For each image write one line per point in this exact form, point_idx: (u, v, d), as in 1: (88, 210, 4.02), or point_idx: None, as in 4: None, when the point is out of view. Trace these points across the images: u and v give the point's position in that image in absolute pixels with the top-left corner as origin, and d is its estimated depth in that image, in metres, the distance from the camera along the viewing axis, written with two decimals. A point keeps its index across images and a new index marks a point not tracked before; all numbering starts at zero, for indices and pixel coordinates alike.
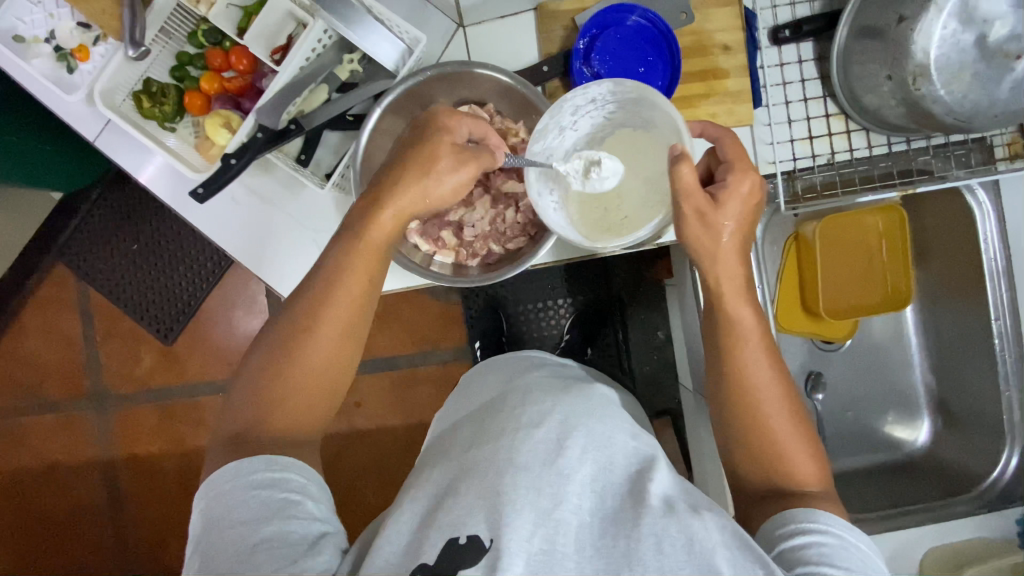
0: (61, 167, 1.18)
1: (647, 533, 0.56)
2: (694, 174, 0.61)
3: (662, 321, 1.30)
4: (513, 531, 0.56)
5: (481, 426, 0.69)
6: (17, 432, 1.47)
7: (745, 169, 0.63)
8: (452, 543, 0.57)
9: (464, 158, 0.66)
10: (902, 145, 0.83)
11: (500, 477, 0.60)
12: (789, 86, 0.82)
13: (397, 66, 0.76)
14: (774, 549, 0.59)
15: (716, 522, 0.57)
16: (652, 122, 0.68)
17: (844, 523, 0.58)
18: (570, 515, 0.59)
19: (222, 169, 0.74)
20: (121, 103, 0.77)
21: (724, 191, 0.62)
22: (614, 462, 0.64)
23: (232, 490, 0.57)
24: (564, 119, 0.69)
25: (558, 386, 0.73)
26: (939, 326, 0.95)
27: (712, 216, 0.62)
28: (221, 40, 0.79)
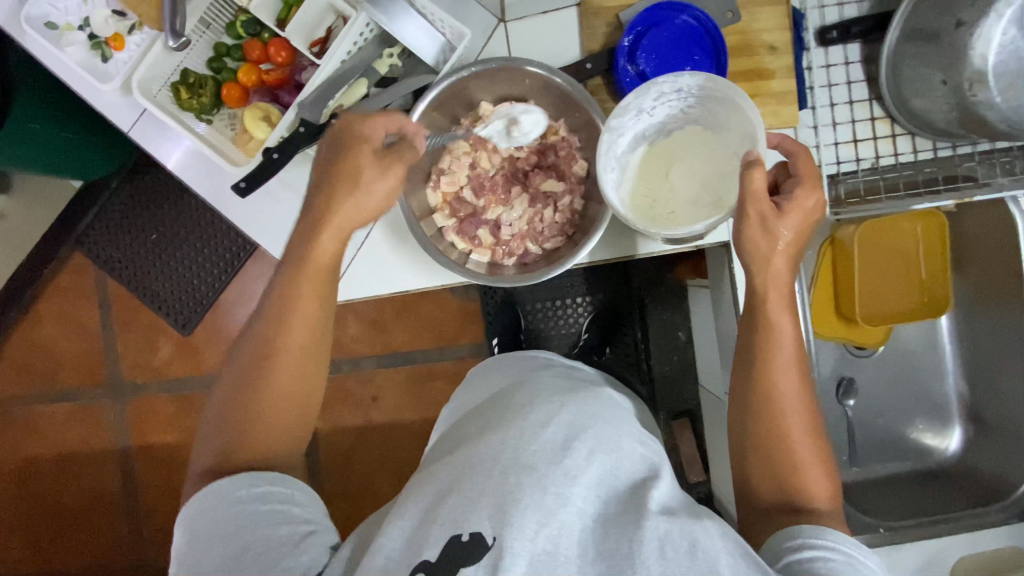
0: (83, 155, 1.17)
1: (651, 536, 0.54)
2: (764, 180, 0.63)
3: (683, 321, 1.28)
4: (516, 531, 0.54)
5: (486, 425, 0.69)
6: (32, 419, 1.47)
7: (812, 186, 0.66)
8: (455, 540, 0.55)
9: (387, 165, 0.66)
10: (947, 150, 0.82)
11: (504, 475, 0.59)
12: (835, 88, 0.81)
13: (437, 63, 0.75)
14: (780, 563, 0.57)
15: (718, 528, 0.57)
16: (727, 126, 0.71)
17: (853, 540, 0.57)
18: (574, 517, 0.57)
19: (263, 163, 0.73)
20: (157, 92, 0.76)
21: (790, 203, 0.65)
22: (620, 467, 0.64)
23: (214, 507, 0.59)
24: (645, 102, 0.70)
25: (567, 389, 0.73)
26: (974, 334, 0.94)
27: (774, 225, 0.64)
28: (259, 31, 0.78)
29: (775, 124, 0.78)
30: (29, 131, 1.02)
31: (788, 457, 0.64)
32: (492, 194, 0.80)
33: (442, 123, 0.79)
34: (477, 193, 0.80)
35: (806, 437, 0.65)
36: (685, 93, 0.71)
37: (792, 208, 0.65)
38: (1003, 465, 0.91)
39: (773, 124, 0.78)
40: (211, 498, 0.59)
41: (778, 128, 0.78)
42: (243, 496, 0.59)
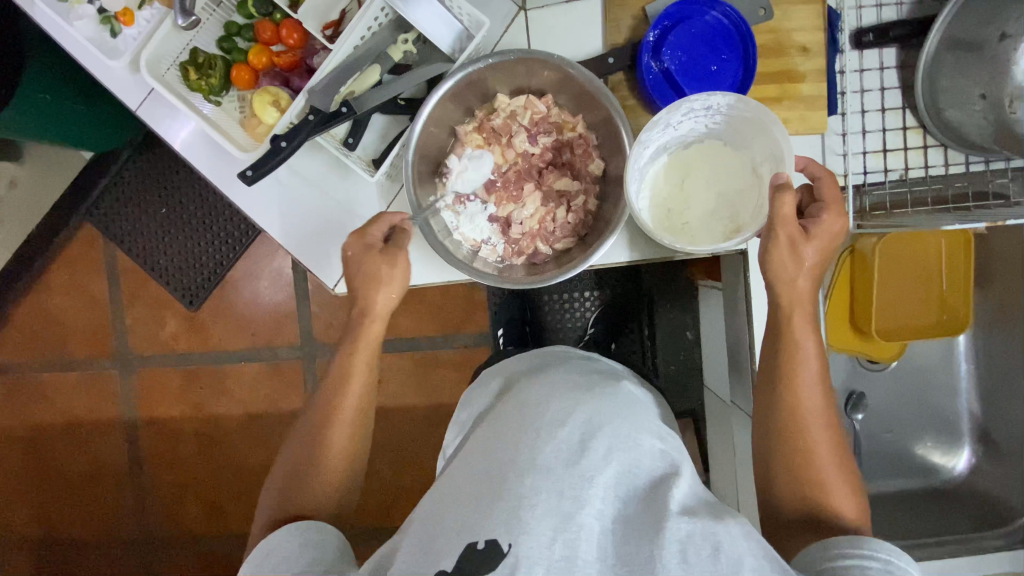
0: (93, 127, 1.15)
1: (671, 540, 0.54)
2: (792, 205, 0.63)
3: (692, 321, 1.25)
4: (531, 540, 0.54)
5: (502, 423, 0.68)
6: (41, 386, 1.49)
7: (839, 210, 0.65)
8: (471, 549, 0.55)
9: (393, 257, 0.72)
10: (979, 165, 0.79)
11: (519, 478, 0.59)
12: (867, 94, 0.78)
13: (453, 50, 0.73)
14: (815, 570, 0.56)
15: (741, 528, 0.56)
16: (750, 145, 0.70)
17: (895, 548, 0.55)
18: (593, 520, 0.57)
19: (271, 151, 0.71)
20: (166, 72, 0.74)
21: (817, 226, 0.64)
22: (640, 465, 0.62)
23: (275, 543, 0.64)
24: (673, 118, 0.68)
25: (584, 384, 0.71)
26: (992, 353, 0.92)
27: (803, 246, 0.63)
28: (271, 11, 0.75)
29: (802, 129, 0.75)
30: (51, 106, 1.03)
31: None
32: (502, 191, 0.78)
33: (455, 115, 0.77)
34: (488, 189, 0.78)
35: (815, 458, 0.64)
36: (713, 110, 0.69)
37: (819, 232, 0.64)
38: (1012, 489, 0.89)
39: (801, 129, 0.75)
40: (263, 547, 0.64)
41: (805, 134, 0.75)
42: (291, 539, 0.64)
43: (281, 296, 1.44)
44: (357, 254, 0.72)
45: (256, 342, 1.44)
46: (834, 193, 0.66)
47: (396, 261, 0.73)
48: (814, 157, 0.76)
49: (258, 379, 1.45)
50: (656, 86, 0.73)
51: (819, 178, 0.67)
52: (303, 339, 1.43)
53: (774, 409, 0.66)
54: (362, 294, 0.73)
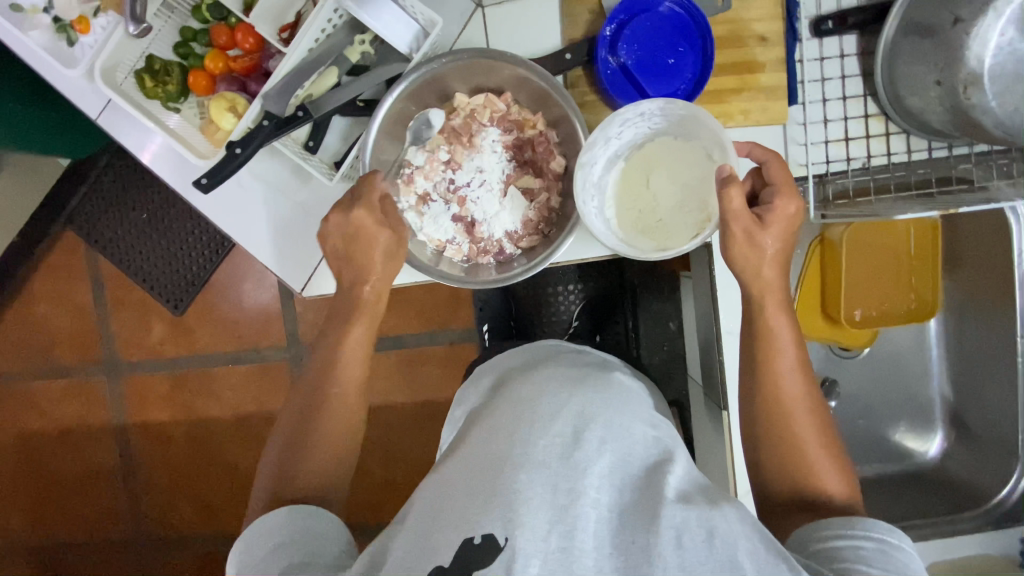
0: (73, 133, 1.13)
1: (667, 526, 0.53)
2: (742, 196, 0.62)
3: (674, 311, 1.16)
4: (528, 532, 0.52)
5: (495, 419, 0.66)
6: (32, 394, 1.49)
7: (791, 192, 0.64)
8: (468, 544, 0.52)
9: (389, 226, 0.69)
10: (942, 151, 0.79)
11: (513, 470, 0.57)
12: (828, 82, 0.77)
13: (410, 50, 0.72)
14: (807, 552, 0.56)
15: (736, 513, 0.54)
16: (695, 135, 0.70)
17: (887, 526, 0.55)
18: (588, 509, 0.55)
19: (226, 158, 0.71)
20: (121, 81, 0.74)
21: (772, 212, 0.63)
22: (633, 453, 0.61)
23: (275, 527, 0.60)
24: (612, 131, 0.68)
25: (577, 376, 0.70)
26: (962, 338, 0.92)
27: (759, 236, 0.63)
28: (225, 16, 0.75)
29: (763, 120, 0.75)
30: (49, 118, 1.05)
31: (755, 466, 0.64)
32: (464, 191, 0.77)
33: (414, 116, 0.77)
34: (449, 190, 0.77)
35: (775, 449, 0.64)
36: (647, 115, 0.69)
37: (775, 217, 0.63)
38: (983, 472, 0.90)
39: (760, 120, 0.75)
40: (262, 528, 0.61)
41: (766, 125, 0.75)
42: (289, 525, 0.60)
43: (266, 297, 1.44)
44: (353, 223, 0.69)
45: (242, 344, 1.45)
46: (782, 174, 0.66)
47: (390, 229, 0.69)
48: (773, 149, 0.76)
49: (245, 380, 1.45)
50: (615, 80, 0.73)
51: (766, 161, 0.67)
52: (289, 340, 1.44)
53: None
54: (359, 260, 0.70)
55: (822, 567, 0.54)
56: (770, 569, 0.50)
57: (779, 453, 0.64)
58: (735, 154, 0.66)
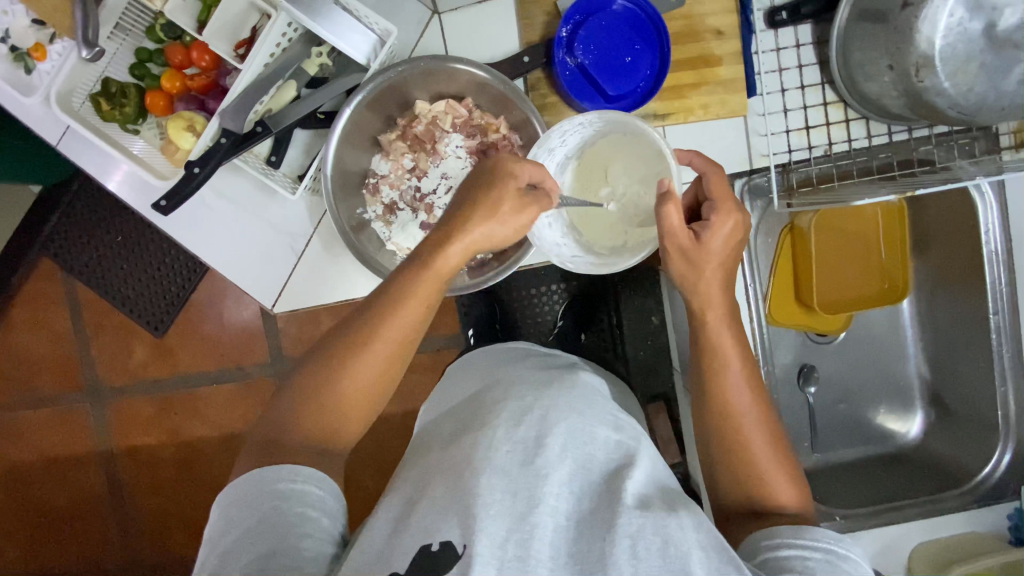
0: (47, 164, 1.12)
1: (622, 535, 0.53)
2: (679, 214, 0.61)
3: (656, 305, 1.17)
4: (485, 538, 0.52)
5: (463, 426, 0.66)
6: (14, 426, 1.47)
7: (729, 209, 0.64)
8: (424, 551, 0.52)
9: (526, 205, 0.63)
10: (903, 134, 0.79)
11: (474, 477, 0.57)
12: (785, 72, 0.78)
13: (368, 60, 0.71)
14: (757, 561, 0.57)
15: (693, 520, 0.55)
16: (640, 136, 0.68)
17: (834, 535, 0.56)
18: (546, 517, 0.55)
19: (185, 178, 0.70)
20: (79, 106, 0.74)
21: (708, 231, 0.63)
22: (593, 459, 0.62)
23: (256, 497, 0.56)
24: (552, 143, 0.70)
25: (541, 379, 0.70)
26: (936, 318, 0.94)
27: (696, 254, 0.63)
28: (180, 35, 0.75)
29: (724, 113, 0.75)
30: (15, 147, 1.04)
31: (728, 458, 0.64)
32: (431, 199, 0.77)
33: (376, 125, 0.76)
34: (415, 198, 0.78)
35: (750, 443, 0.64)
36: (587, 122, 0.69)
37: (711, 235, 0.63)
38: (964, 450, 0.91)
39: (720, 113, 0.75)
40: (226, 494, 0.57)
41: (726, 117, 0.76)
42: (255, 502, 0.55)
43: (249, 314, 1.43)
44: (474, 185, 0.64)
45: (225, 363, 1.43)
46: (720, 189, 0.65)
47: (523, 209, 0.63)
48: (734, 141, 0.77)
49: (231, 399, 1.44)
50: (573, 81, 0.74)
51: (704, 174, 0.66)
52: (273, 356, 1.43)
53: (709, 401, 0.65)
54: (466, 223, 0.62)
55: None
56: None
57: (755, 443, 0.64)
58: (674, 160, 0.65)
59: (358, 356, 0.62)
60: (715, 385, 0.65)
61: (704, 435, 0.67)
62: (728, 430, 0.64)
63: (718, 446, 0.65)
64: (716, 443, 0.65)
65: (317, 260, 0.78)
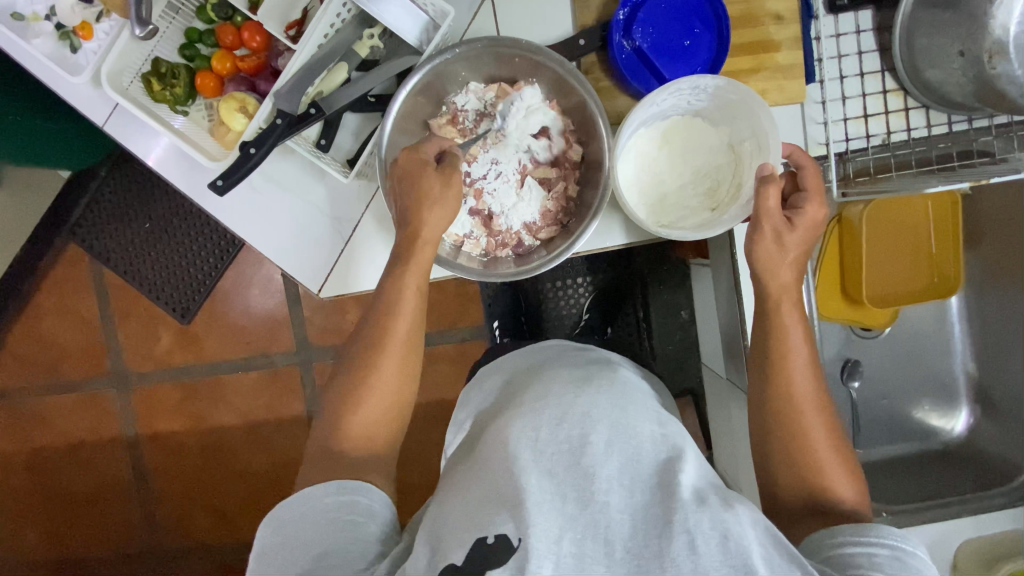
0: (79, 147, 1.11)
1: (680, 530, 0.51)
2: (777, 198, 0.63)
3: (686, 300, 1.16)
4: (540, 533, 0.51)
5: (505, 419, 0.64)
6: (39, 411, 1.47)
7: (820, 201, 0.65)
8: (480, 544, 0.52)
9: (450, 175, 0.67)
10: (963, 124, 0.77)
11: (522, 476, 0.56)
12: (845, 59, 0.76)
13: (420, 41, 0.71)
14: (820, 557, 0.56)
15: (750, 515, 0.53)
16: (733, 120, 0.72)
17: (902, 532, 0.54)
18: (599, 515, 0.53)
19: (241, 159, 0.70)
20: (129, 85, 0.73)
21: (801, 216, 0.64)
22: (641, 453, 0.58)
23: (304, 511, 0.57)
24: (662, 97, 0.68)
25: (580, 377, 0.67)
26: (985, 313, 0.92)
27: (789, 237, 0.64)
28: (232, 15, 0.75)
29: (781, 100, 0.74)
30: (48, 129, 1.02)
31: (786, 451, 0.63)
32: (481, 184, 0.76)
33: (427, 109, 0.75)
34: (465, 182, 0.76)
35: (808, 434, 0.63)
36: (699, 87, 0.69)
37: (803, 221, 0.64)
38: (1011, 447, 0.89)
39: (779, 99, 0.74)
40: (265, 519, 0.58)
41: (783, 105, 0.74)
42: (305, 516, 0.57)
43: (274, 303, 1.43)
44: (412, 169, 0.67)
45: (251, 351, 1.43)
46: (815, 180, 0.66)
47: (451, 181, 0.68)
48: (790, 130, 0.75)
49: (256, 387, 1.44)
50: (630, 65, 0.72)
51: (803, 167, 0.67)
52: (299, 345, 1.43)
53: (766, 392, 0.64)
54: (412, 214, 0.66)
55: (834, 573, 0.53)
56: (784, 571, 0.49)
57: (814, 435, 0.62)
58: (778, 152, 0.67)
59: (380, 349, 0.66)
60: (774, 375, 0.64)
61: (759, 427, 0.65)
62: (786, 423, 0.63)
63: (776, 437, 0.64)
64: (772, 435, 0.64)
65: (363, 244, 0.77)
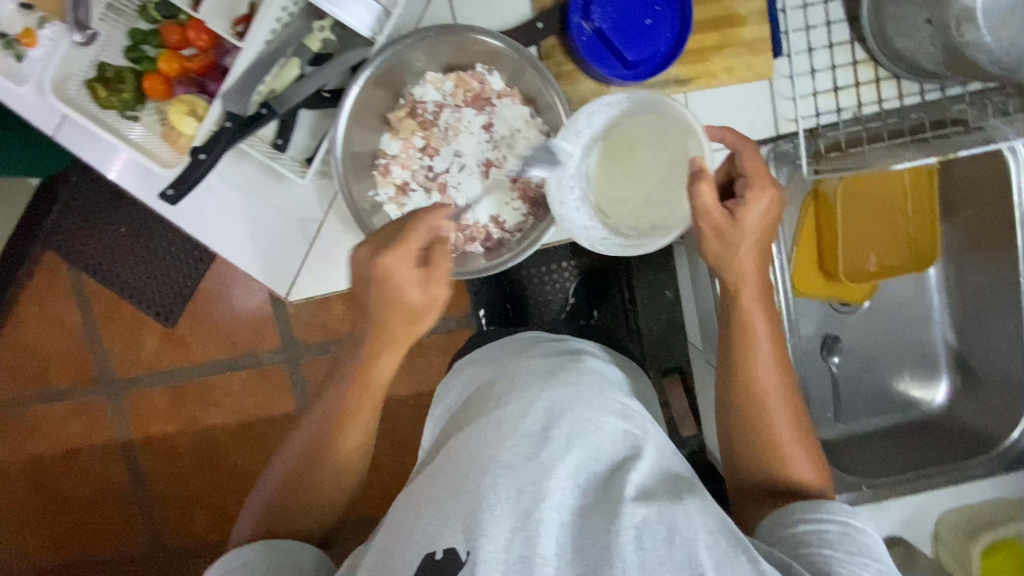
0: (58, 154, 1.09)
1: (627, 525, 0.51)
2: (713, 193, 0.59)
3: (671, 279, 1.11)
4: (489, 542, 0.51)
5: (471, 418, 0.64)
6: (30, 421, 1.47)
7: (763, 185, 0.61)
8: (428, 560, 0.52)
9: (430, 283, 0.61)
10: (935, 93, 0.76)
11: (479, 477, 0.55)
12: (813, 30, 0.74)
13: (374, 33, 0.68)
14: (775, 537, 0.57)
15: (699, 505, 0.54)
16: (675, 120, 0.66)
17: (849, 509, 0.56)
18: (551, 513, 0.53)
19: (192, 165, 0.68)
20: (74, 93, 0.70)
21: (743, 208, 0.60)
22: (599, 450, 0.59)
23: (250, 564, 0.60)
24: (580, 125, 0.66)
25: (546, 369, 0.67)
26: (963, 283, 0.91)
27: (731, 234, 0.61)
28: (175, 14, 0.72)
29: (748, 77, 0.72)
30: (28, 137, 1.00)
31: (757, 436, 0.63)
32: (445, 177, 0.74)
33: (384, 102, 0.73)
34: (430, 177, 0.74)
35: (777, 417, 0.63)
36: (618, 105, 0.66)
37: (744, 213, 0.60)
38: (991, 417, 0.89)
39: (745, 77, 0.72)
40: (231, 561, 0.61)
41: (750, 81, 0.73)
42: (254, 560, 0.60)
43: (258, 301, 1.41)
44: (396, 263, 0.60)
45: (238, 351, 1.43)
46: (755, 167, 0.62)
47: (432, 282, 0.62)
48: (759, 105, 0.74)
49: (245, 386, 1.44)
50: (591, 47, 0.70)
51: (738, 150, 0.64)
52: (285, 343, 1.42)
53: (737, 379, 0.64)
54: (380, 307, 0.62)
55: (788, 553, 0.54)
56: (728, 566, 0.49)
57: (784, 418, 0.63)
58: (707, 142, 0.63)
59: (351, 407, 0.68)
60: (741, 359, 0.64)
61: (732, 414, 0.65)
62: (755, 409, 0.63)
63: (747, 423, 0.63)
64: (743, 421, 0.64)
65: (333, 243, 0.76)
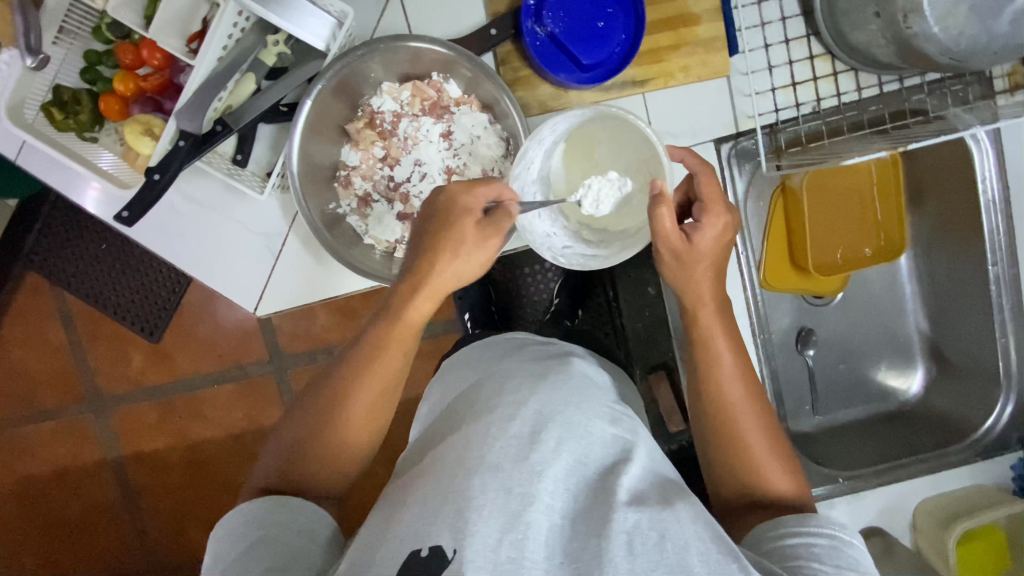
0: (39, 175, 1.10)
1: (617, 532, 0.51)
2: (672, 218, 0.59)
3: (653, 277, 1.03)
4: (477, 542, 0.49)
5: (459, 419, 0.64)
6: (19, 441, 1.47)
7: (719, 211, 0.62)
8: (414, 556, 0.50)
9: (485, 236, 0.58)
10: (894, 84, 0.76)
11: (468, 476, 0.54)
12: (768, 26, 0.74)
13: (328, 46, 0.67)
14: (762, 549, 0.56)
15: (689, 512, 0.53)
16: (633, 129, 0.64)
17: (837, 521, 0.55)
18: (539, 517, 0.53)
19: (147, 186, 0.68)
20: (31, 117, 0.70)
21: (699, 232, 0.61)
22: (589, 455, 0.58)
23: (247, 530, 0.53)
24: (543, 136, 0.64)
25: (535, 372, 0.65)
26: (934, 271, 0.92)
27: (688, 256, 0.62)
28: (128, 33, 0.72)
29: (705, 74, 0.73)
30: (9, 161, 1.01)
31: (724, 434, 0.63)
32: (407, 187, 0.74)
33: (341, 113, 0.73)
34: (390, 187, 0.74)
35: (742, 415, 0.63)
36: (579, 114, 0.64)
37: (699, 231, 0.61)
38: (966, 404, 0.89)
39: (703, 74, 0.73)
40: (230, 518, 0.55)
41: (708, 79, 0.73)
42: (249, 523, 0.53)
43: (241, 313, 1.41)
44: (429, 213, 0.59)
45: (223, 363, 1.42)
46: (711, 190, 0.62)
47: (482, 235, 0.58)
48: (717, 101, 0.74)
49: (232, 398, 1.43)
50: (544, 51, 0.70)
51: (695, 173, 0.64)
52: (270, 354, 1.41)
53: (702, 378, 0.65)
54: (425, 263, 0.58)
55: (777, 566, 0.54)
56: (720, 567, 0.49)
57: (750, 416, 0.63)
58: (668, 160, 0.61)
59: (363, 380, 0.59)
60: (705, 358, 0.64)
61: (699, 413, 0.65)
62: (721, 407, 0.63)
63: (714, 421, 0.64)
64: (710, 420, 0.64)
65: (297, 258, 0.76)
